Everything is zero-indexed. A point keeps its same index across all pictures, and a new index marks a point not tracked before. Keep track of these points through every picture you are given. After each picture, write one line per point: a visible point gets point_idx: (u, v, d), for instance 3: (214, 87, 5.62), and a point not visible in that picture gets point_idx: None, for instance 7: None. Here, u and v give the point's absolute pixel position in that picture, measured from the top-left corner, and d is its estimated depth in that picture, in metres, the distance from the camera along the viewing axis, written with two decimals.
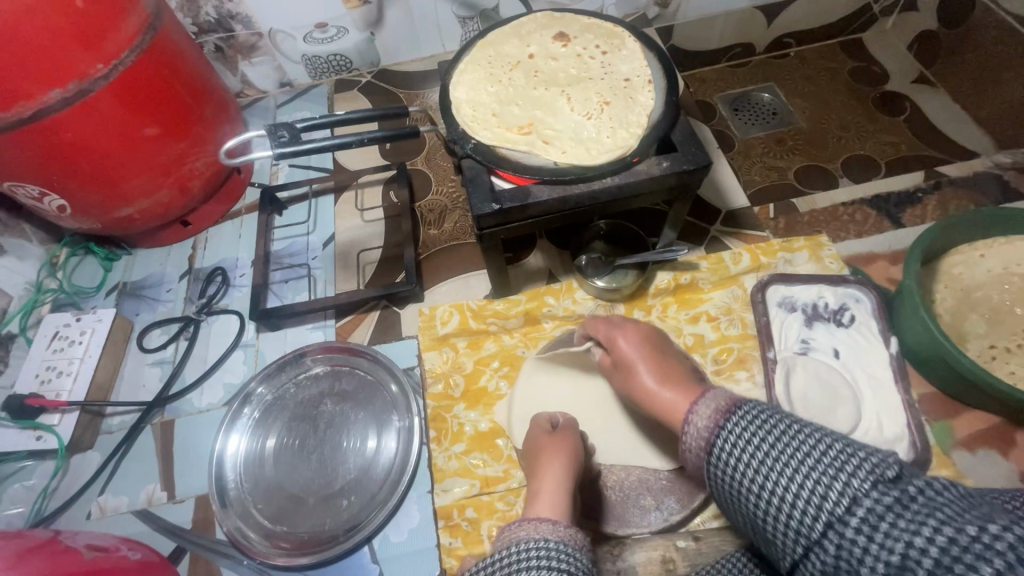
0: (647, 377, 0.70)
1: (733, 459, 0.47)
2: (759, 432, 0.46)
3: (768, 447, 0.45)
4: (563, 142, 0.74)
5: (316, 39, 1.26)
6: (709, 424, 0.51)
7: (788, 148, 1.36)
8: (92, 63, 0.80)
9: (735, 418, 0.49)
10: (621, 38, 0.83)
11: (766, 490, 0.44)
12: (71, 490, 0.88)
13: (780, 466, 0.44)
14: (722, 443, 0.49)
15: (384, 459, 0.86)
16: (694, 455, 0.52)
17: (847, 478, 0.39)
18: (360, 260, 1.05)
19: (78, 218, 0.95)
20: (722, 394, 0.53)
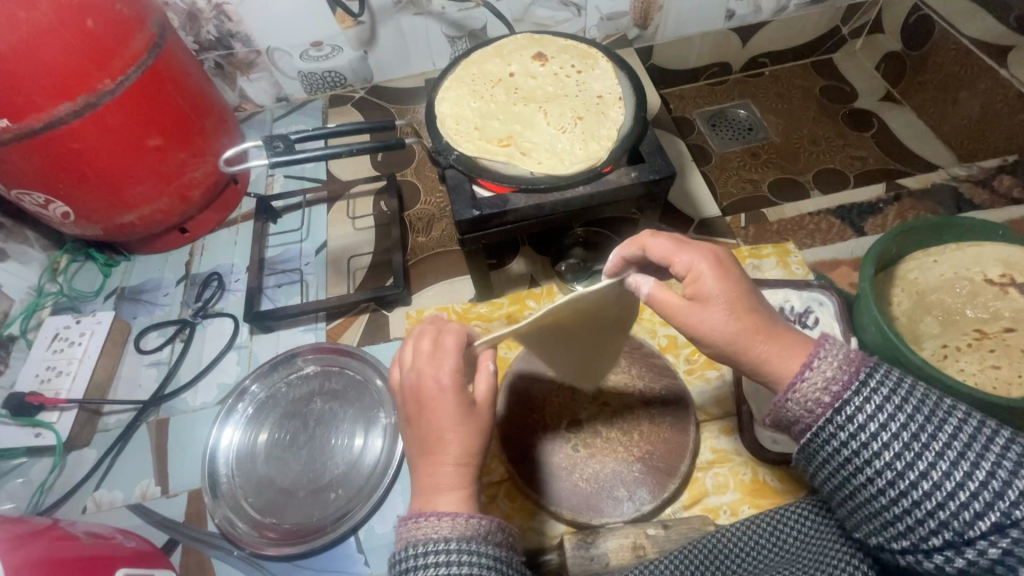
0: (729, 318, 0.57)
1: (863, 419, 0.49)
2: (907, 408, 0.48)
3: (916, 424, 0.48)
4: (540, 153, 0.79)
5: (312, 56, 1.32)
6: (837, 380, 0.51)
7: (761, 162, 1.43)
8: (100, 79, 0.86)
9: (873, 381, 0.50)
10: (594, 59, 0.89)
11: (908, 464, 0.47)
12: (68, 486, 0.91)
13: (931, 445, 0.47)
14: (854, 400, 0.50)
15: (371, 454, 0.89)
16: (807, 405, 0.52)
17: (1016, 477, 0.44)
18: (351, 266, 1.10)
19: (81, 225, 1.00)
20: (847, 347, 0.52)
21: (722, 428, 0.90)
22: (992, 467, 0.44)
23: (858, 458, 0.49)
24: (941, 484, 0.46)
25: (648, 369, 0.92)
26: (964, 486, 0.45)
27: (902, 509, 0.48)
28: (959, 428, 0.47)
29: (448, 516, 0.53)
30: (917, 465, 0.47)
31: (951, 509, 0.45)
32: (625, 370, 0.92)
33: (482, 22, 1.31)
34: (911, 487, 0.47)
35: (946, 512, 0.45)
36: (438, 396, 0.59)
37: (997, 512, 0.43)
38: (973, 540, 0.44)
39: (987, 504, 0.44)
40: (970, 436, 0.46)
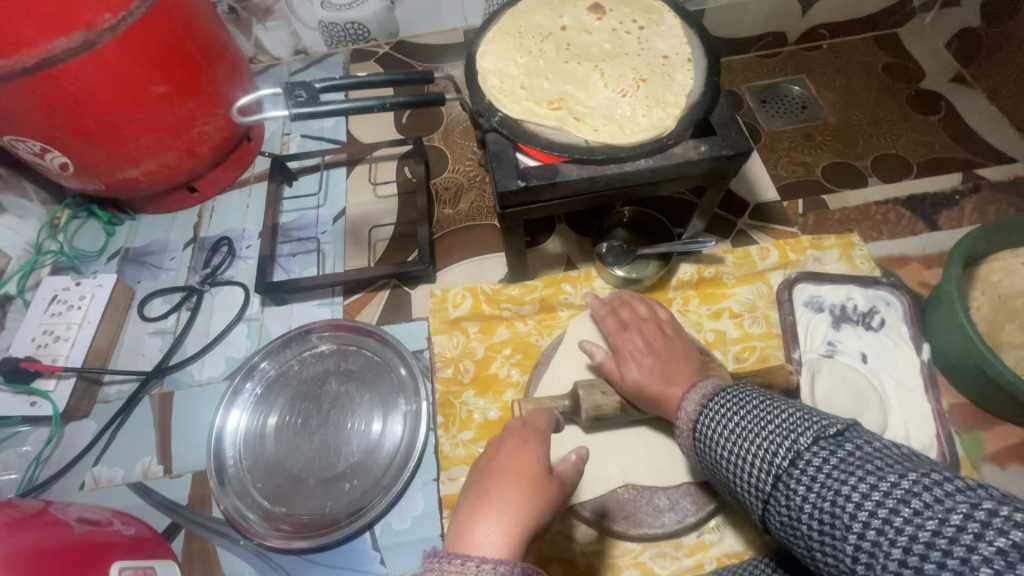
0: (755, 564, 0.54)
1: (710, 425, 0.53)
2: (734, 407, 0.52)
3: (738, 412, 0.51)
4: (596, 116, 0.70)
5: (334, 4, 1.21)
6: (697, 402, 0.55)
7: (817, 143, 1.31)
8: (99, 13, 0.76)
9: (721, 397, 0.54)
10: (657, 14, 0.78)
11: (729, 450, 0.50)
12: (65, 459, 0.85)
13: (741, 428, 0.50)
14: (709, 415, 0.53)
15: (389, 443, 0.83)
16: (682, 431, 0.56)
17: (796, 437, 0.45)
18: (372, 236, 1.01)
19: (81, 177, 0.92)
20: (713, 380, 0.57)
21: None
22: (788, 430, 0.46)
23: (714, 461, 0.52)
24: (750, 458, 0.48)
25: None
26: (770, 456, 0.46)
27: (746, 500, 0.49)
28: (774, 405, 0.49)
29: (463, 560, 0.44)
30: (736, 451, 0.49)
31: (763, 480, 0.46)
32: None
33: None
34: (736, 470, 0.49)
35: (761, 484, 0.47)
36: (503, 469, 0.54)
37: (782, 474, 0.45)
38: (774, 493, 0.45)
39: (777, 464, 0.45)
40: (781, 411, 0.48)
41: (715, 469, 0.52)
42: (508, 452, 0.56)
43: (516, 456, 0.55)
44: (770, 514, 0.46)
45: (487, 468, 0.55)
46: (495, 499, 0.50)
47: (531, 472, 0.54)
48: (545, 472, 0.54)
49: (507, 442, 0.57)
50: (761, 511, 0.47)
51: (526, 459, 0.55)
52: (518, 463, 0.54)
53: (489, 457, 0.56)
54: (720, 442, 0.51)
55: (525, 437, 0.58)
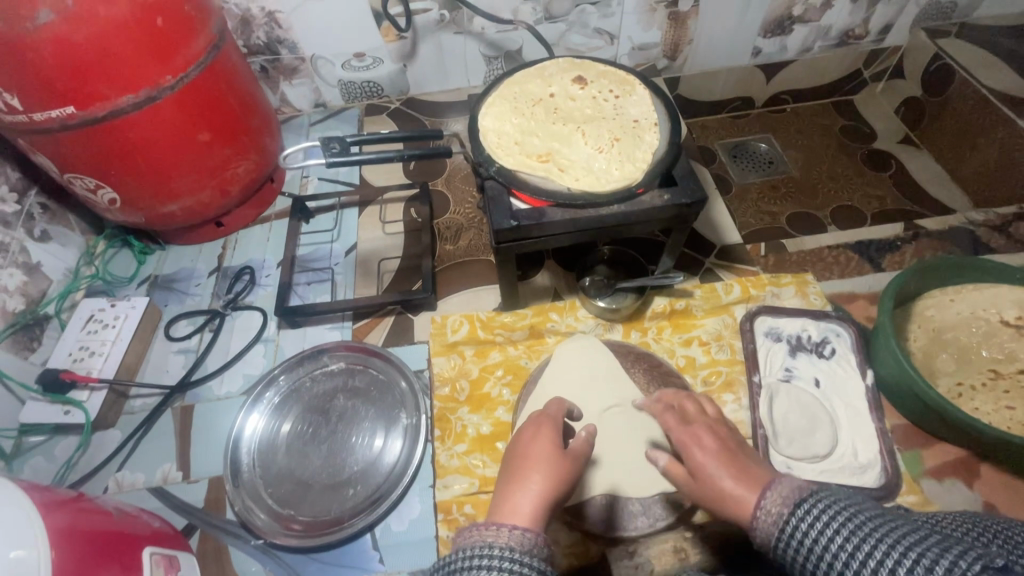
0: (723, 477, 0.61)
1: (808, 536, 0.52)
2: (843, 516, 0.51)
3: (856, 526, 0.50)
4: (579, 166, 0.83)
5: (354, 66, 1.38)
6: (781, 505, 0.55)
7: (780, 194, 1.46)
8: (161, 74, 0.89)
9: (808, 505, 0.53)
10: (631, 85, 0.93)
11: (854, 562, 0.49)
12: (92, 464, 0.93)
13: (865, 541, 0.49)
14: (801, 523, 0.53)
15: (391, 452, 0.91)
16: (768, 533, 0.55)
17: (952, 560, 0.45)
18: (380, 268, 1.13)
19: (126, 211, 1.04)
20: (790, 478, 0.57)
21: None
22: (932, 552, 0.46)
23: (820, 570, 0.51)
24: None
25: (666, 387, 0.95)
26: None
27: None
28: (895, 526, 0.49)
29: (497, 526, 0.54)
30: (863, 566, 0.48)
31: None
32: (643, 386, 0.95)
33: (518, 44, 1.37)
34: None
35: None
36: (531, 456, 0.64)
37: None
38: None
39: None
40: (908, 532, 0.48)
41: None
42: (530, 441, 0.67)
43: (536, 442, 0.66)
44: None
45: (514, 457, 0.66)
46: (522, 479, 0.61)
47: (549, 453, 0.64)
48: (560, 452, 0.65)
49: (529, 432, 0.68)
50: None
51: (546, 444, 0.66)
52: (539, 449, 0.65)
53: (515, 445, 0.68)
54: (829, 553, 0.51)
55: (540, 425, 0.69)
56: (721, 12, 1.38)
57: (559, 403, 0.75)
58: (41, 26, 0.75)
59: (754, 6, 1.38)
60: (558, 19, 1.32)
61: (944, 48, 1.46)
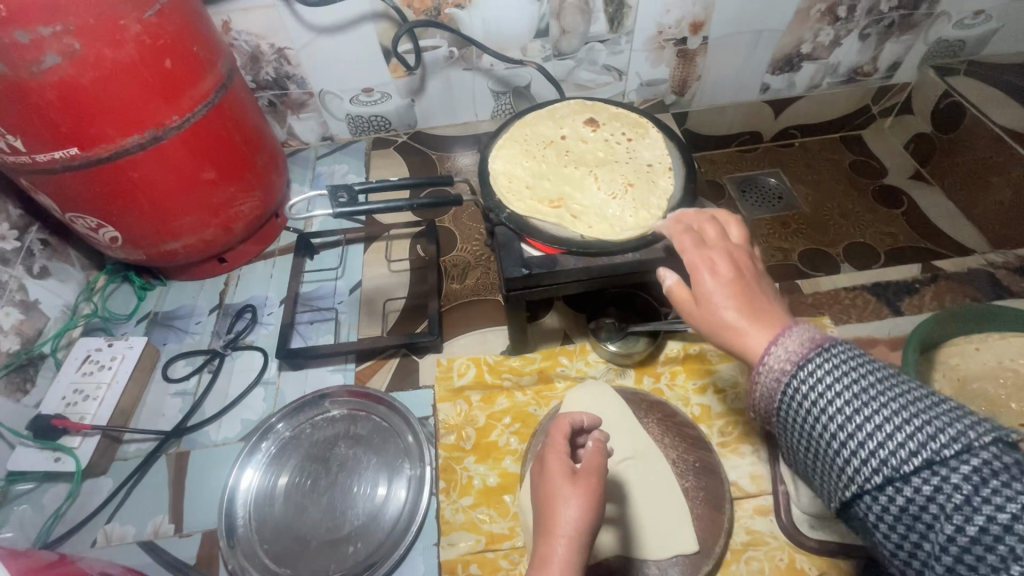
0: (755, 334, 0.54)
1: (819, 382, 0.48)
2: (858, 370, 0.48)
3: (870, 382, 0.47)
4: (591, 212, 0.81)
5: (362, 101, 1.37)
6: (795, 351, 0.50)
7: (792, 230, 1.44)
8: (168, 115, 0.88)
9: (826, 355, 0.49)
10: (642, 129, 0.92)
11: (855, 416, 0.46)
12: (81, 515, 0.88)
13: (875, 397, 0.46)
14: (814, 369, 0.49)
15: (394, 506, 0.87)
16: (771, 380, 0.51)
17: (965, 428, 0.43)
18: (385, 308, 1.10)
19: (127, 249, 1.02)
20: (813, 325, 0.53)
21: (757, 508, 0.87)
22: (946, 417, 0.44)
23: (813, 421, 0.49)
24: (887, 437, 0.44)
25: (681, 438, 0.91)
26: (905, 433, 0.44)
27: (851, 473, 0.46)
28: (912, 387, 0.46)
29: None
30: (862, 422, 0.46)
31: (898, 460, 0.43)
32: (657, 437, 0.91)
33: (527, 80, 1.37)
34: (858, 439, 0.46)
35: (896, 465, 0.43)
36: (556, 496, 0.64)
37: (941, 460, 0.42)
38: (910, 478, 0.43)
39: (926, 448, 0.43)
40: (926, 395, 0.45)
41: (810, 426, 0.49)
42: (547, 470, 0.68)
43: (554, 469, 0.67)
44: (898, 499, 0.43)
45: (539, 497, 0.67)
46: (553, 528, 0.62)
47: (569, 486, 0.65)
48: (576, 479, 0.66)
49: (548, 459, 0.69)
50: (874, 485, 0.45)
51: (566, 479, 0.66)
52: (559, 484, 0.65)
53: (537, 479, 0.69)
54: (834, 404, 0.47)
55: (553, 447, 0.71)
56: (730, 49, 1.38)
57: (566, 422, 0.75)
58: (47, 70, 0.74)
59: (763, 44, 1.38)
60: (567, 56, 1.32)
61: (955, 86, 1.45)
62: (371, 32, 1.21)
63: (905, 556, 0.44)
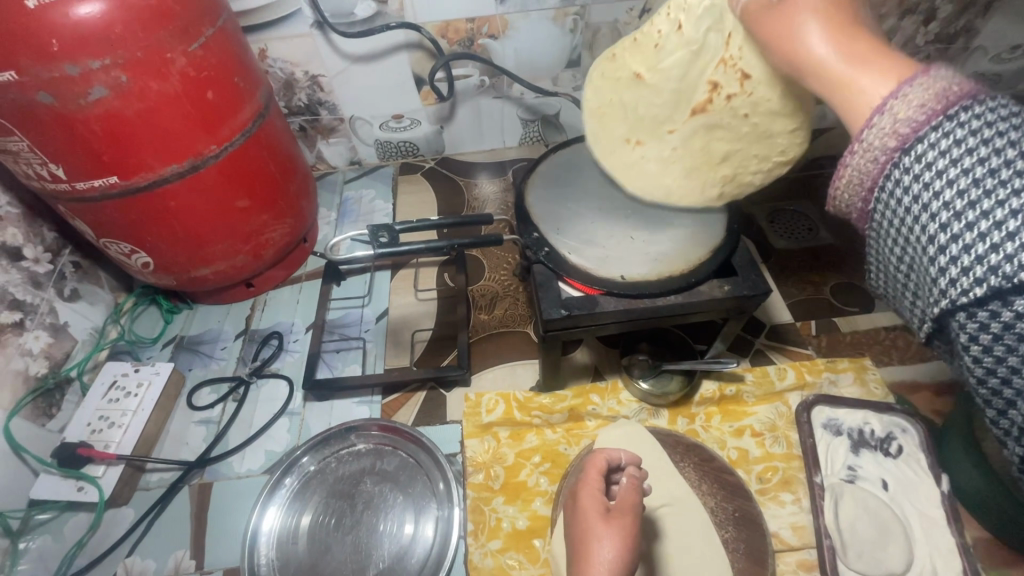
0: (822, 46, 0.44)
1: (937, 159, 0.36)
2: (995, 136, 0.35)
3: (1007, 154, 0.34)
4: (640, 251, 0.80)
5: (391, 127, 1.38)
6: (911, 123, 0.37)
7: (825, 263, 1.30)
8: (208, 144, 0.88)
9: (965, 118, 0.35)
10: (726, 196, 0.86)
11: (968, 210, 0.35)
12: (102, 547, 0.87)
13: (1016, 177, 0.34)
14: (933, 141, 0.36)
15: (420, 547, 0.84)
16: (868, 163, 0.40)
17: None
18: (412, 339, 1.08)
19: (157, 274, 1.01)
20: (953, 74, 0.38)
21: (800, 562, 0.83)
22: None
23: (913, 218, 0.38)
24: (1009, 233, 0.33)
25: (719, 485, 0.88)
26: None
27: (944, 284, 0.36)
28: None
29: None
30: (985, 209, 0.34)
31: (1013, 265, 0.33)
32: (694, 484, 0.88)
33: (556, 109, 1.37)
34: (962, 234, 0.35)
35: (1011, 271, 0.33)
36: (589, 535, 0.61)
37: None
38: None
39: None
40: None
41: (905, 220, 0.39)
42: (581, 506, 0.66)
43: (587, 504, 0.65)
44: (1003, 316, 0.34)
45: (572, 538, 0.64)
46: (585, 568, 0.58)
47: (600, 521, 0.62)
48: (609, 516, 0.63)
49: (582, 493, 0.68)
50: (972, 298, 0.35)
51: (598, 516, 0.63)
52: (592, 522, 0.62)
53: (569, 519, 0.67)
54: (955, 184, 0.35)
55: (586, 482, 0.69)
56: None
57: (599, 458, 0.73)
58: (94, 102, 0.74)
59: None
60: None
61: None
62: (405, 61, 1.22)
63: (994, 382, 0.37)
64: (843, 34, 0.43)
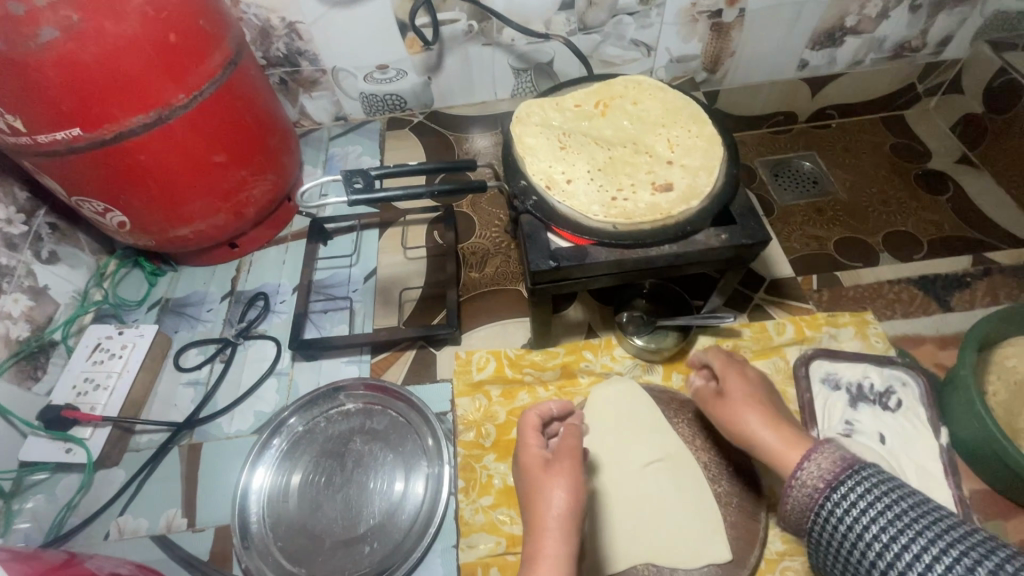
0: (770, 437, 0.74)
1: (856, 508, 0.60)
2: (886, 496, 0.59)
3: (897, 512, 0.58)
4: (611, 185, 0.77)
5: (376, 79, 1.31)
6: (826, 472, 0.63)
7: (828, 218, 1.29)
8: (175, 94, 0.83)
9: (856, 478, 0.61)
10: (705, 121, 0.82)
11: (893, 544, 0.56)
12: (93, 507, 0.87)
13: (909, 530, 0.56)
14: (843, 490, 0.61)
15: (411, 504, 0.84)
16: (804, 494, 0.64)
17: (985, 560, 0.51)
18: (401, 298, 1.06)
19: (135, 234, 0.98)
20: (838, 448, 0.65)
21: None
22: (962, 547, 0.53)
23: (855, 547, 0.59)
24: (920, 557, 0.54)
25: (713, 440, 0.86)
26: (935, 559, 0.53)
27: None
28: (938, 517, 0.56)
29: None
30: (898, 544, 0.56)
31: None
32: (688, 439, 0.87)
33: (550, 56, 1.29)
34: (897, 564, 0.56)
35: None
36: (539, 490, 0.63)
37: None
38: None
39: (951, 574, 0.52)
40: (953, 525, 0.55)
41: (852, 545, 0.60)
42: (525, 464, 0.68)
43: (530, 459, 0.67)
44: None
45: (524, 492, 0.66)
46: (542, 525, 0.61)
47: (543, 475, 0.65)
48: (548, 470, 0.65)
49: (526, 447, 0.69)
50: None
51: (546, 470, 0.65)
52: (540, 480, 0.65)
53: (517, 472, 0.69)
54: (870, 525, 0.58)
55: (525, 440, 0.70)
56: (769, 23, 1.27)
57: (534, 416, 0.72)
58: (44, 44, 0.69)
59: (804, 18, 1.27)
60: (593, 30, 1.24)
61: (1011, 62, 1.30)
62: (386, 5, 1.15)
63: None
64: (776, 428, 0.75)
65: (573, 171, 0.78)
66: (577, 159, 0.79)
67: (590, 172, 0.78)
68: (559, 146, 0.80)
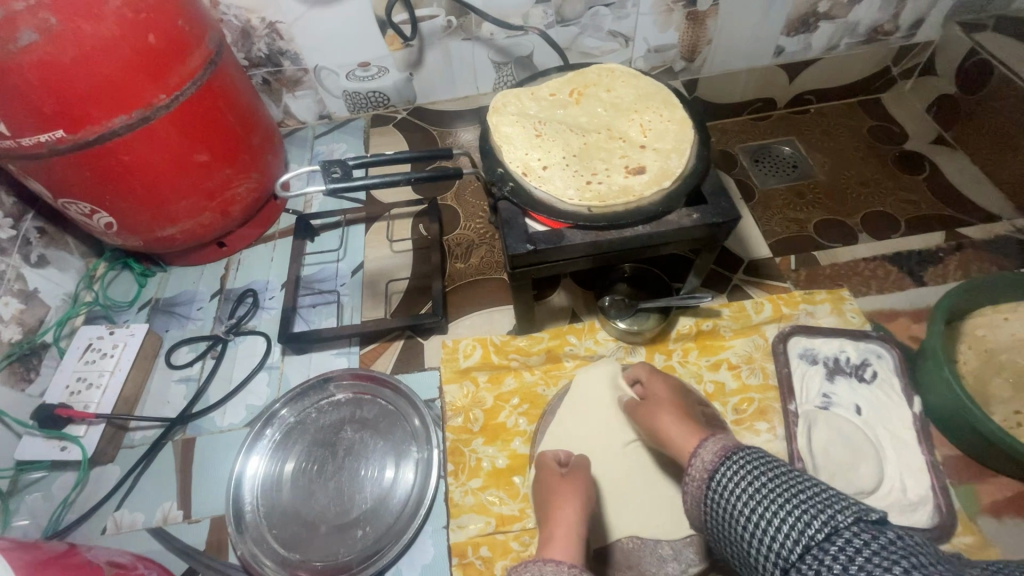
0: (668, 420, 0.77)
1: (734, 488, 0.61)
2: (757, 472, 0.61)
3: (766, 485, 0.59)
4: (585, 170, 0.79)
5: (358, 76, 1.33)
6: (710, 461, 0.66)
7: (808, 201, 1.31)
8: (155, 94, 0.85)
9: (735, 460, 0.64)
10: (676, 107, 0.84)
11: (761, 519, 0.57)
12: (90, 503, 0.89)
13: (774, 500, 0.57)
14: (723, 476, 0.63)
15: (401, 490, 0.86)
16: (695, 483, 0.66)
17: (830, 514, 0.52)
18: (388, 290, 1.08)
19: (123, 235, 0.99)
20: (726, 437, 0.68)
21: None
22: (813, 507, 0.54)
23: (735, 527, 0.60)
24: (777, 526, 0.56)
25: None
26: (792, 524, 0.54)
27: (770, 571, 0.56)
28: (802, 484, 0.58)
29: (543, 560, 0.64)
30: (766, 517, 0.57)
31: (787, 551, 0.54)
32: None
33: (529, 49, 1.31)
34: (765, 539, 0.56)
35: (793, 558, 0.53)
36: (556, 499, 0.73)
37: (815, 546, 0.51)
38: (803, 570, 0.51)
39: (803, 536, 0.53)
40: (811, 487, 0.56)
41: (733, 529, 0.60)
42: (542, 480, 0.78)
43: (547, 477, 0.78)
44: None
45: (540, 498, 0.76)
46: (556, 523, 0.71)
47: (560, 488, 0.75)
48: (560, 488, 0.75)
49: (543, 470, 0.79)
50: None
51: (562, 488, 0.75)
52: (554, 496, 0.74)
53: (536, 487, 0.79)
54: (741, 500, 0.60)
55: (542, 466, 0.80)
56: (743, 11, 1.29)
57: (552, 456, 0.81)
58: (24, 48, 0.71)
59: (777, 6, 1.29)
60: (570, 23, 1.26)
61: (982, 43, 1.33)
62: (365, 3, 1.16)
63: None
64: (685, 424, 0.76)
65: (549, 158, 0.80)
66: (552, 146, 0.81)
67: (564, 158, 0.80)
68: (534, 133, 0.82)
